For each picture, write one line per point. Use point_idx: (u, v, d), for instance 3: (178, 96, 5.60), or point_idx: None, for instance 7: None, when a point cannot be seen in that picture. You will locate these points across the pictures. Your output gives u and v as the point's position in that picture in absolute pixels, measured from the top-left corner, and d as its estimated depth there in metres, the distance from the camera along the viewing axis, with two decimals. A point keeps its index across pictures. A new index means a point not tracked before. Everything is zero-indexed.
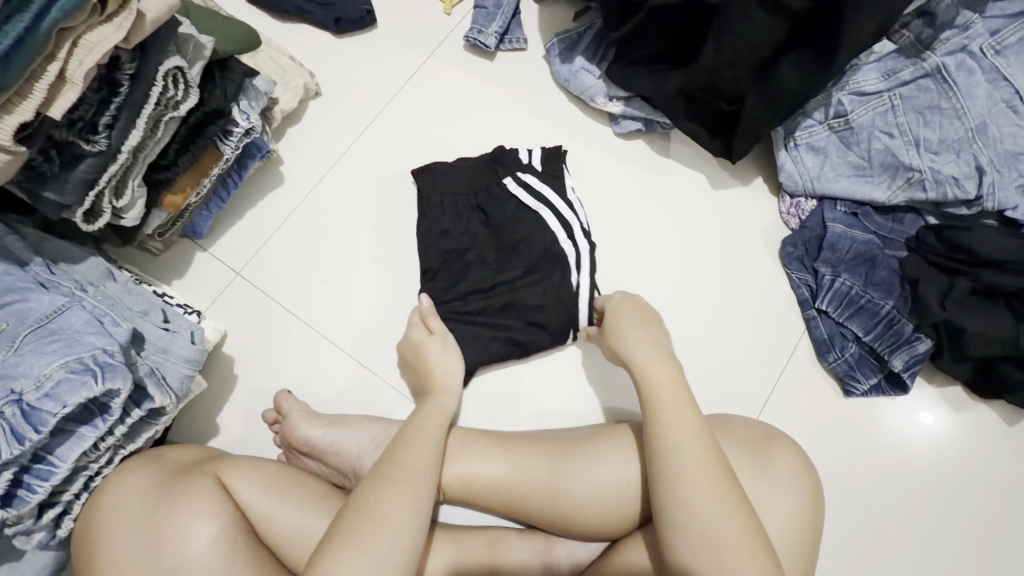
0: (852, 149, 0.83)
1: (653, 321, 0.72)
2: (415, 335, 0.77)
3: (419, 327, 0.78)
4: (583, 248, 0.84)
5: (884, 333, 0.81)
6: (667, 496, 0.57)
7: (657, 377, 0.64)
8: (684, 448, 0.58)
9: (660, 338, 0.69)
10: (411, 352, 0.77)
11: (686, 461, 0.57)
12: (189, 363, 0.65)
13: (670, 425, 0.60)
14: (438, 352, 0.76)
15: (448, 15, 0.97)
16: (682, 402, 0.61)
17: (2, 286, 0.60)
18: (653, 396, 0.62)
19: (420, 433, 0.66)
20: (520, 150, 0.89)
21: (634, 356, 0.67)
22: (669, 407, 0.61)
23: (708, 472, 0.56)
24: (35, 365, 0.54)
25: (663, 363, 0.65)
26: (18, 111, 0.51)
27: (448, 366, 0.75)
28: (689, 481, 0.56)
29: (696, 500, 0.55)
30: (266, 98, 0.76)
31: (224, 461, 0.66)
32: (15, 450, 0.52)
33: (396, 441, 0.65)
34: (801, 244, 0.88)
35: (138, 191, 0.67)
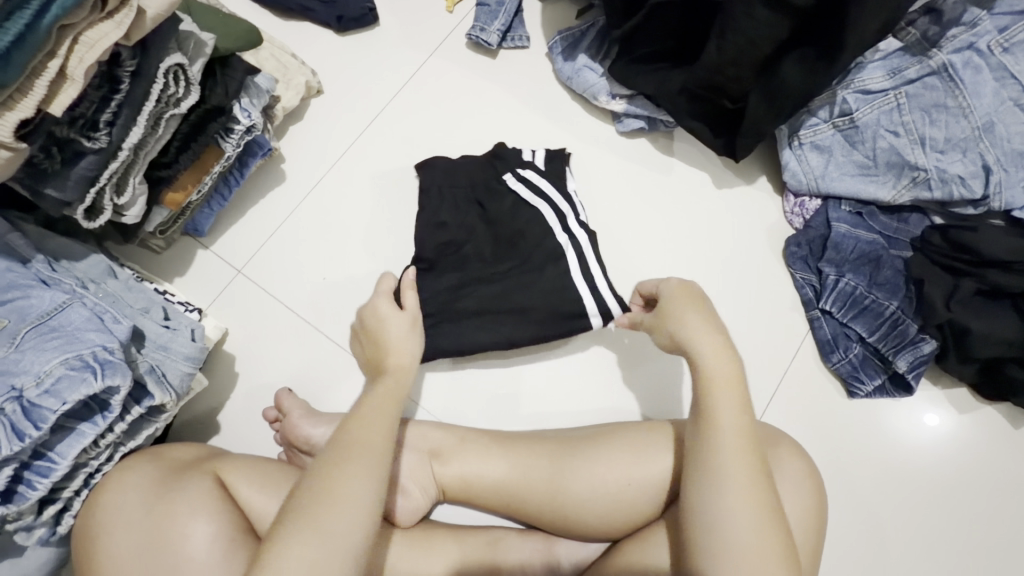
0: (857, 148, 0.83)
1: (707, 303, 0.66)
2: (381, 306, 0.72)
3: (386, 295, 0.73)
4: (584, 243, 0.83)
5: (889, 333, 0.81)
6: (710, 505, 0.55)
7: (720, 378, 0.60)
8: (736, 459, 0.56)
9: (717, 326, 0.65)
10: (375, 322, 0.72)
11: (738, 471, 0.56)
12: (189, 360, 0.65)
13: (721, 423, 0.58)
14: (396, 323, 0.71)
15: (450, 13, 0.97)
16: (740, 408, 0.59)
17: (3, 283, 0.60)
18: (713, 398, 0.59)
19: (365, 409, 0.60)
20: (524, 149, 0.89)
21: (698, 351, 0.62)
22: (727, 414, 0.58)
23: (751, 474, 0.56)
24: (35, 361, 0.54)
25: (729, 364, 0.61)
26: (19, 108, 0.51)
27: (403, 343, 0.68)
28: (736, 493, 0.55)
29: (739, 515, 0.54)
30: (267, 95, 0.77)
31: (224, 459, 0.66)
32: (14, 447, 0.52)
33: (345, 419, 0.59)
34: (804, 243, 0.87)
35: (139, 188, 0.67)
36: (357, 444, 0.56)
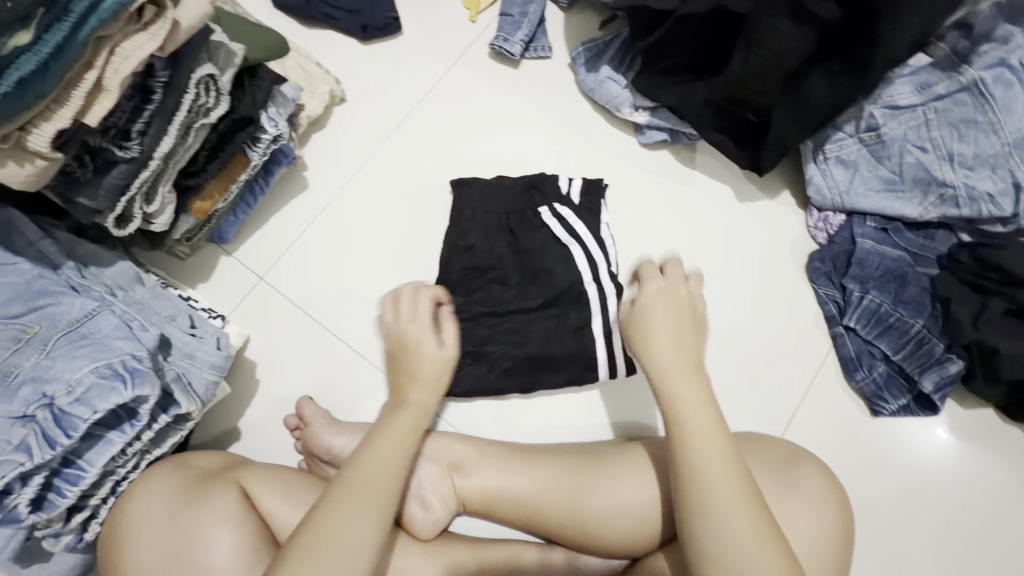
0: (883, 164, 0.82)
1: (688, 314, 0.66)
2: (416, 330, 0.68)
3: (421, 324, 0.68)
4: (610, 290, 0.83)
5: (914, 352, 0.80)
6: (701, 516, 0.55)
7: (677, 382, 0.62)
8: (717, 458, 0.57)
9: (682, 329, 0.65)
10: (404, 341, 0.67)
11: (722, 475, 0.56)
12: (214, 369, 0.66)
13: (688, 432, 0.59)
14: (422, 356, 0.66)
15: (473, 22, 0.97)
16: (704, 405, 0.60)
17: (37, 290, 0.61)
18: (674, 402, 0.61)
19: (378, 447, 0.60)
20: (561, 177, 0.88)
21: (655, 352, 0.64)
22: (695, 417, 0.59)
23: (727, 477, 0.56)
24: (66, 369, 0.55)
25: (680, 349, 0.64)
26: (56, 119, 0.52)
27: (436, 375, 0.66)
28: (725, 497, 0.55)
29: (732, 518, 0.54)
30: (293, 105, 0.76)
31: (247, 468, 0.66)
32: (46, 455, 0.52)
33: (359, 452, 0.60)
34: (829, 259, 0.86)
35: (168, 198, 0.67)
36: (361, 481, 0.57)
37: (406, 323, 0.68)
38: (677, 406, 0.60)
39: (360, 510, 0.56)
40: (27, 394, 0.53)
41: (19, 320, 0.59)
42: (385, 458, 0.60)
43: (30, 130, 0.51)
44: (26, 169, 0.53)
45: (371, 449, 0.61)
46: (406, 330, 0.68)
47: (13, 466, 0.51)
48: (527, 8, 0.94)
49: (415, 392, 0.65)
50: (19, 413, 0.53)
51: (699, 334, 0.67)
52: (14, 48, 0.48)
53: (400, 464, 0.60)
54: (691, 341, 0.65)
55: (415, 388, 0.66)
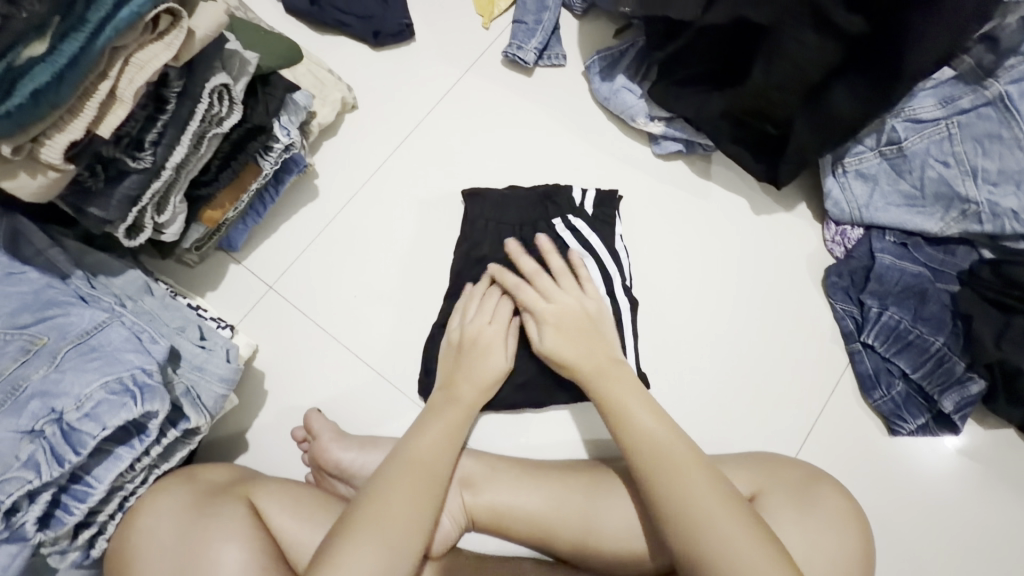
0: (904, 178, 0.80)
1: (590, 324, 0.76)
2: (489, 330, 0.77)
3: (499, 328, 0.77)
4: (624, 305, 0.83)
5: (934, 371, 0.78)
6: (673, 503, 0.59)
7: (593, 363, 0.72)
8: (673, 446, 0.64)
9: (583, 333, 0.75)
10: (475, 333, 0.77)
11: (683, 460, 0.62)
12: (223, 382, 0.65)
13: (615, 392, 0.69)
14: (492, 356, 0.76)
15: (486, 29, 0.96)
16: (643, 401, 0.68)
17: (45, 300, 0.60)
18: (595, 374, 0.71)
19: (419, 441, 0.68)
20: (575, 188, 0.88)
21: (577, 365, 0.73)
22: (641, 414, 0.66)
23: (656, 416, 0.66)
24: (75, 384, 0.54)
25: (590, 357, 0.73)
26: (69, 130, 0.51)
27: (493, 379, 0.76)
28: (689, 479, 0.60)
29: (701, 497, 0.59)
30: (304, 113, 0.76)
31: (256, 484, 0.66)
32: (54, 472, 0.52)
33: (395, 452, 0.68)
34: (846, 274, 0.85)
35: (179, 207, 0.66)
36: (398, 471, 0.65)
37: (485, 322, 0.78)
38: (621, 405, 0.68)
39: (404, 501, 0.62)
40: (36, 408, 0.53)
41: (25, 331, 0.57)
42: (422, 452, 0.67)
43: (43, 141, 0.50)
44: (38, 180, 0.52)
45: (409, 444, 0.68)
46: (483, 330, 0.77)
47: (21, 483, 0.51)
48: (542, 16, 0.92)
49: (468, 390, 0.74)
50: (27, 428, 0.52)
51: (603, 331, 0.76)
52: (28, 58, 0.47)
53: (437, 455, 0.67)
54: (598, 343, 0.75)
55: (469, 388, 0.75)
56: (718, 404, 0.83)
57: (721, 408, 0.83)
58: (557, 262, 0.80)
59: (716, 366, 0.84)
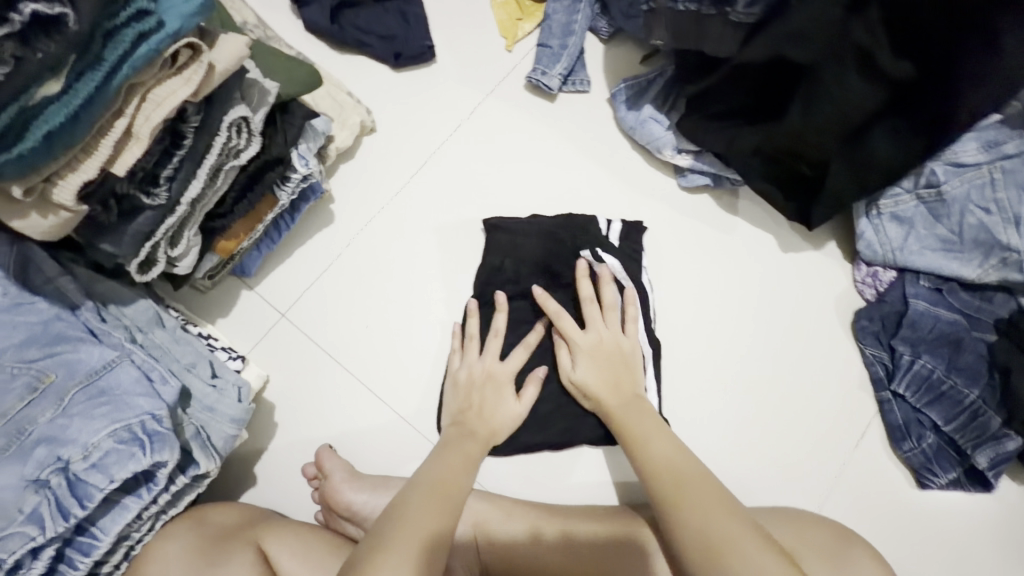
0: (941, 222, 0.77)
1: (618, 355, 0.77)
2: (499, 371, 0.77)
3: (508, 372, 0.77)
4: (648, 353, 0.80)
5: (967, 425, 0.75)
6: (693, 534, 0.60)
7: (606, 386, 0.75)
8: (694, 479, 0.65)
9: (609, 360, 0.76)
10: (484, 375, 0.77)
11: (702, 493, 0.64)
12: (234, 423, 0.63)
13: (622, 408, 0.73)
14: (498, 400, 0.76)
15: (510, 51, 0.94)
16: (663, 434, 0.71)
17: (54, 335, 0.58)
18: (603, 395, 0.75)
19: (440, 464, 0.69)
20: (599, 219, 0.85)
21: (605, 399, 0.74)
22: (659, 445, 0.69)
23: (659, 427, 0.71)
24: (83, 431, 0.52)
25: (616, 392, 0.75)
26: (83, 170, 0.49)
27: (503, 421, 0.76)
28: (708, 510, 0.62)
29: (719, 527, 0.60)
30: (323, 139, 0.73)
31: (264, 526, 0.64)
32: (59, 527, 0.51)
33: (418, 473, 0.69)
34: (877, 318, 0.82)
35: (194, 240, 0.64)
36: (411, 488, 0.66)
37: (494, 363, 0.78)
38: (640, 437, 0.70)
39: (426, 517, 0.62)
40: (42, 456, 0.51)
41: (34, 365, 0.55)
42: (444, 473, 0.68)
43: (55, 181, 0.49)
44: (50, 220, 0.50)
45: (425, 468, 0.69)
46: (491, 372, 0.77)
47: (25, 539, 0.50)
48: (567, 40, 0.89)
49: (481, 426, 0.75)
50: (32, 478, 0.50)
51: (636, 368, 0.77)
52: (42, 98, 0.45)
53: (454, 472, 0.68)
54: (623, 370, 0.76)
55: (479, 424, 0.75)
56: (741, 450, 0.80)
57: (745, 454, 0.80)
58: (609, 296, 0.79)
59: (739, 410, 0.82)
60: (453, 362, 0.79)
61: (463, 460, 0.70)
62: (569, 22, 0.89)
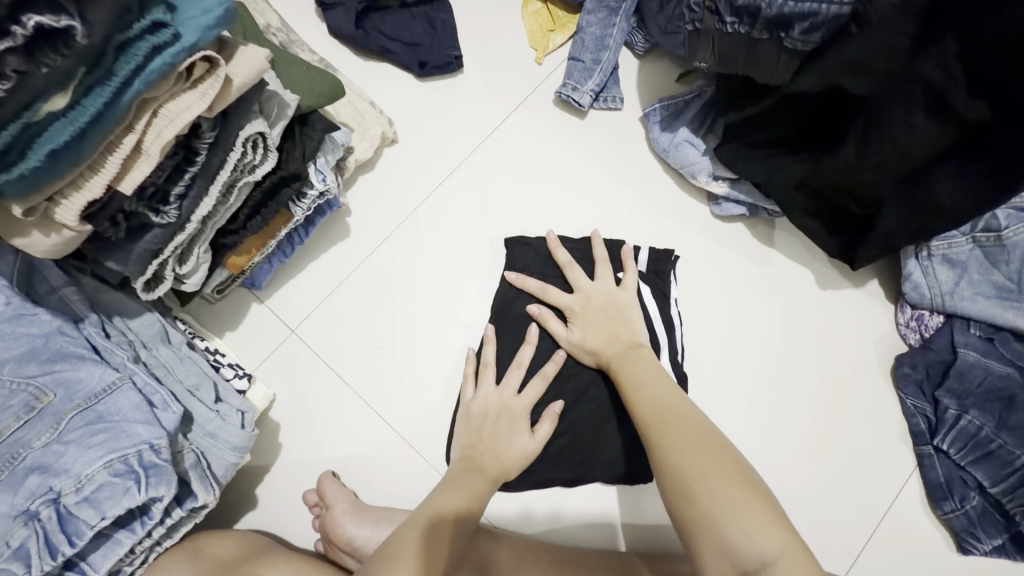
0: (999, 268, 0.72)
1: (610, 309, 0.75)
2: (513, 404, 0.74)
3: (524, 406, 0.74)
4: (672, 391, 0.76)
5: (1017, 488, 0.70)
6: (666, 460, 0.58)
7: (599, 339, 0.74)
8: (683, 417, 0.62)
9: (601, 316, 0.75)
10: (497, 406, 0.73)
11: (688, 428, 0.60)
12: (236, 450, 0.60)
13: (622, 351, 0.72)
14: (512, 436, 0.72)
15: (540, 64, 0.90)
16: (661, 377, 0.67)
17: (54, 351, 0.56)
18: (598, 348, 0.73)
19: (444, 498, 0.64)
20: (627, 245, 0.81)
21: (604, 349, 0.73)
22: (655, 387, 0.66)
23: (656, 371, 0.68)
24: (78, 461, 0.50)
25: (615, 342, 0.73)
26: (87, 189, 0.46)
27: (516, 460, 0.71)
28: (689, 443, 0.58)
29: (692, 458, 0.57)
30: (341, 150, 0.70)
31: (261, 561, 0.61)
32: (46, 565, 0.49)
33: (419, 509, 0.63)
34: (921, 365, 0.76)
35: (203, 257, 0.61)
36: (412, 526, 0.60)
37: (510, 395, 0.74)
38: (634, 377, 0.68)
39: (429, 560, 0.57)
40: (34, 486, 0.49)
41: (33, 382, 0.53)
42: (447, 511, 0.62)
43: (58, 201, 0.46)
44: (52, 240, 0.47)
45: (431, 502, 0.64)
46: (507, 404, 0.74)
47: None
48: (601, 55, 0.85)
49: (491, 464, 0.70)
50: (22, 509, 0.48)
51: (634, 318, 0.75)
52: (47, 113, 0.42)
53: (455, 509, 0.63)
54: (617, 321, 0.74)
55: (488, 458, 0.70)
56: None
57: None
58: (600, 251, 0.79)
59: (766, 456, 0.77)
60: (465, 393, 0.75)
61: (469, 495, 0.66)
62: (603, 36, 0.85)
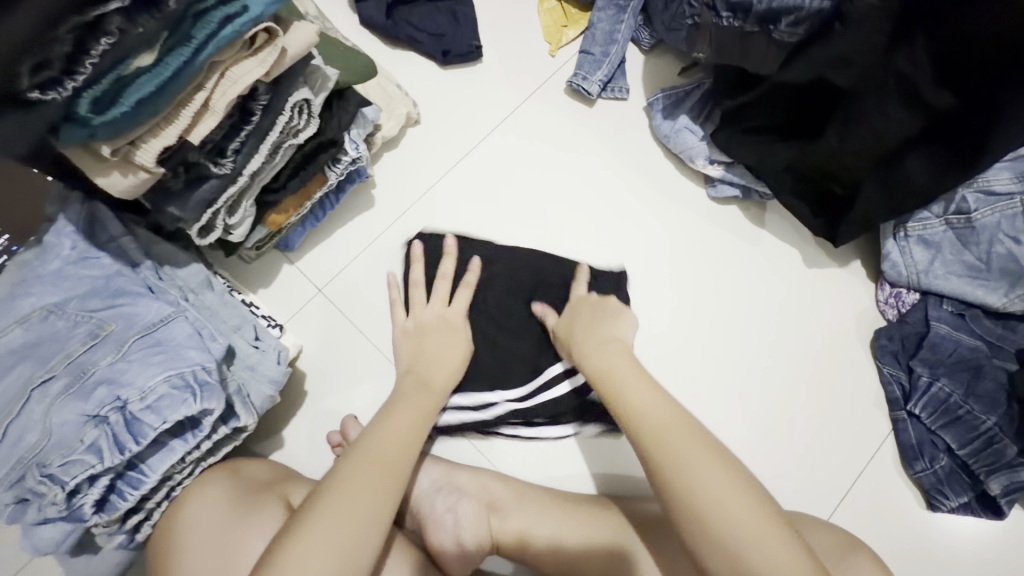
0: (969, 248, 0.77)
1: (603, 307, 0.78)
2: (445, 313, 0.80)
3: (457, 313, 0.81)
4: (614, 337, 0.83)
5: (981, 450, 0.76)
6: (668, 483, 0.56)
7: (585, 343, 0.72)
8: (668, 423, 0.60)
9: (596, 314, 0.77)
10: (432, 321, 0.80)
11: (682, 439, 0.58)
12: (272, 383, 0.67)
13: (603, 355, 0.69)
14: (451, 342, 0.78)
15: (553, 56, 0.97)
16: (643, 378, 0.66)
17: (116, 287, 0.63)
18: (582, 352, 0.72)
19: (394, 413, 0.68)
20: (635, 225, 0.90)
21: (586, 348, 0.72)
22: (639, 391, 0.64)
23: (638, 374, 0.66)
24: (141, 375, 0.57)
25: (595, 337, 0.73)
26: (164, 136, 0.53)
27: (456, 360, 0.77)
28: (687, 456, 0.56)
29: (696, 475, 0.55)
30: (371, 126, 0.78)
31: (293, 483, 0.69)
32: (115, 458, 0.56)
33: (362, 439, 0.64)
34: (897, 337, 0.83)
35: (249, 211, 0.69)
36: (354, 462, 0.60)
37: (441, 308, 0.81)
38: (617, 383, 0.65)
39: (367, 479, 0.58)
40: (102, 395, 0.56)
41: (95, 315, 0.61)
42: (396, 430, 0.65)
43: (138, 145, 0.53)
44: (129, 180, 0.54)
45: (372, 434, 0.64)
46: (441, 317, 0.80)
47: (84, 466, 0.54)
48: (610, 48, 0.92)
49: (436, 373, 0.75)
50: (92, 414, 0.55)
51: (618, 319, 0.76)
52: (136, 68, 0.49)
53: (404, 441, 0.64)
54: (607, 317, 0.76)
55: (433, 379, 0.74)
56: (749, 457, 0.82)
57: (753, 462, 0.82)
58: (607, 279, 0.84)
59: (752, 418, 0.83)
60: (399, 311, 0.81)
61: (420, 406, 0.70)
62: (612, 31, 0.92)
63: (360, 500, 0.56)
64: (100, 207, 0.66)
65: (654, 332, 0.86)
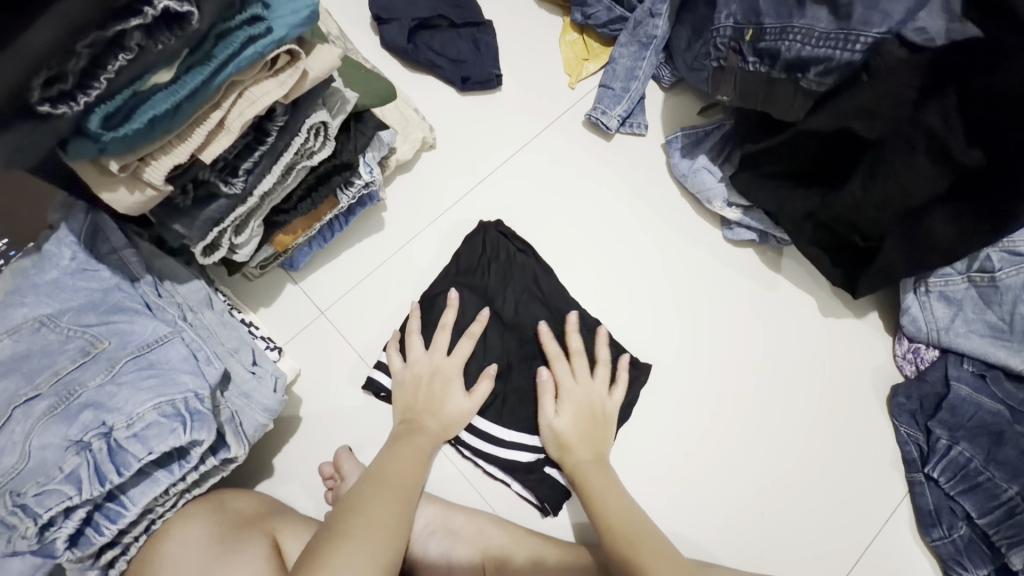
0: (992, 308, 0.75)
1: (597, 412, 0.77)
2: (443, 364, 0.78)
3: (454, 366, 0.78)
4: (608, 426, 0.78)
5: (1003, 521, 0.72)
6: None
7: (580, 442, 0.75)
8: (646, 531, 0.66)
9: (585, 411, 0.77)
10: (427, 371, 0.78)
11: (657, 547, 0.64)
12: (267, 412, 0.65)
13: (590, 463, 0.74)
14: (446, 394, 0.77)
15: (572, 89, 0.97)
16: (620, 493, 0.72)
17: (111, 303, 0.60)
18: (574, 456, 0.74)
19: (391, 460, 0.70)
20: (649, 263, 0.88)
21: (585, 455, 0.74)
22: (622, 503, 0.70)
23: (619, 487, 0.73)
24: (129, 400, 0.55)
25: (590, 446, 0.75)
26: (174, 154, 0.52)
27: (458, 413, 0.76)
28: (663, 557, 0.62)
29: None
30: (387, 149, 0.76)
31: (280, 520, 0.67)
32: (94, 490, 0.52)
33: (370, 466, 0.69)
34: (915, 397, 0.80)
35: (256, 231, 0.67)
36: (361, 494, 0.64)
37: (441, 357, 0.78)
38: (599, 488, 0.71)
39: (381, 508, 0.62)
40: (87, 420, 0.53)
41: (89, 330, 0.58)
42: (399, 463, 0.69)
43: (149, 161, 0.51)
44: (135, 197, 0.52)
45: (379, 468, 0.68)
46: (438, 366, 0.78)
47: (60, 499, 0.51)
48: (630, 84, 0.92)
49: (432, 421, 0.75)
50: (75, 439, 0.53)
51: (609, 434, 0.77)
52: (153, 84, 0.47)
53: (408, 472, 0.69)
54: (597, 424, 0.77)
55: (433, 420, 0.75)
56: (758, 513, 0.79)
57: (762, 518, 0.79)
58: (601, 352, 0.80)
59: (762, 473, 0.80)
60: (400, 359, 0.79)
61: (417, 454, 0.72)
62: (633, 67, 0.91)
63: (363, 554, 0.57)
64: (105, 219, 0.63)
65: (664, 376, 0.83)
